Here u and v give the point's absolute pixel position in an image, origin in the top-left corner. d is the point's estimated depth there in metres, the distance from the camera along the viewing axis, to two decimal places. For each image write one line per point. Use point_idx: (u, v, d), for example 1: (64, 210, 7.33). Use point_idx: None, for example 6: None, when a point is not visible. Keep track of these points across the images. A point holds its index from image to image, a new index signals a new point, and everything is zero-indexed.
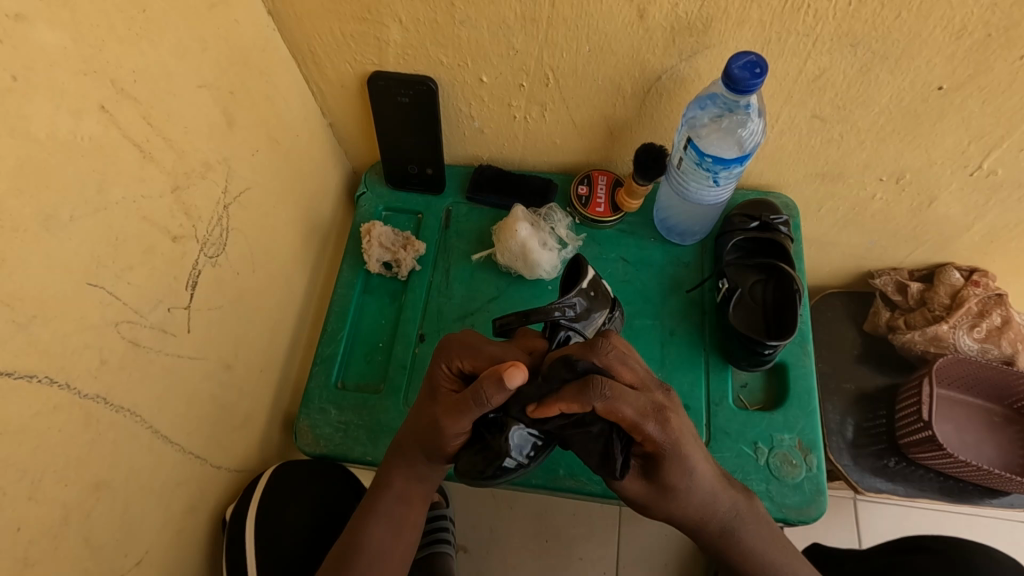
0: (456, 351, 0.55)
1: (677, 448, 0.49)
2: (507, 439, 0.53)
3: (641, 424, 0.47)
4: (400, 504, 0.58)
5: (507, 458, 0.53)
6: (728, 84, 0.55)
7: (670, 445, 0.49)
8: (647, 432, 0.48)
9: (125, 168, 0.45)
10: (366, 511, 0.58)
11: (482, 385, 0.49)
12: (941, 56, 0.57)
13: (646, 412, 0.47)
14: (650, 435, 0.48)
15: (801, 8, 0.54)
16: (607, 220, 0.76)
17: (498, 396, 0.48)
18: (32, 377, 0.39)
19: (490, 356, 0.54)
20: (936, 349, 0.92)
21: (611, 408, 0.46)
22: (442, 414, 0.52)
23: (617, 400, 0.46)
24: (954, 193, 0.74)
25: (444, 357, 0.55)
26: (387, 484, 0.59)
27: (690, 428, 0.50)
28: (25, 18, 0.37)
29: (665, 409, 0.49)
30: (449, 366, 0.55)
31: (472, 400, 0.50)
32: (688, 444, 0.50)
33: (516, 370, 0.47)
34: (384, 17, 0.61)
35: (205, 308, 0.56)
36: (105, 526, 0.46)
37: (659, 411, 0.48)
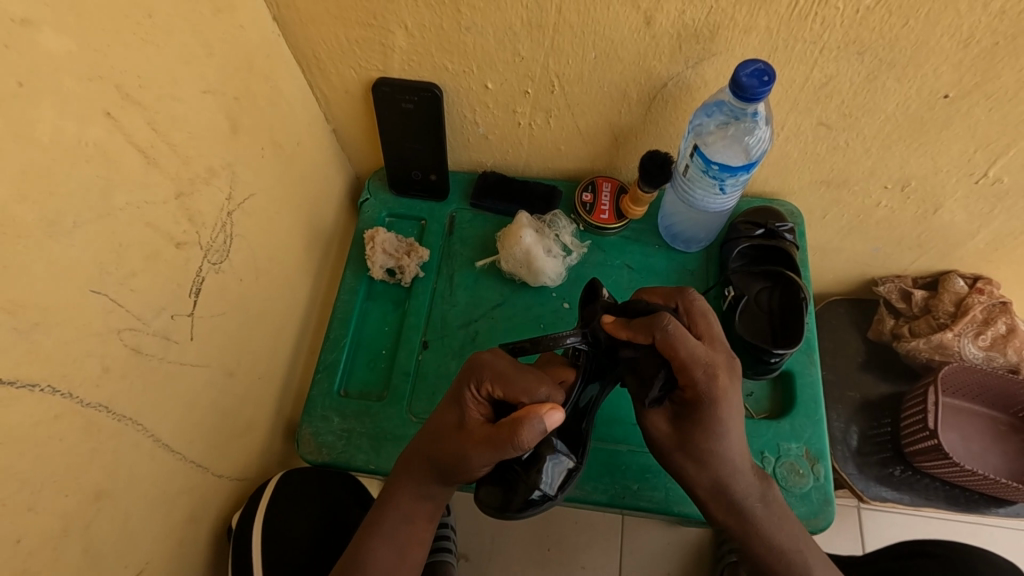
0: (487, 375, 0.53)
1: (720, 405, 0.51)
2: (536, 472, 0.52)
3: (691, 369, 0.51)
4: (405, 525, 0.57)
5: (536, 490, 0.52)
6: (735, 91, 0.54)
7: (717, 399, 0.51)
8: (701, 375, 0.51)
9: (130, 173, 0.44)
10: (369, 528, 0.57)
11: (515, 426, 0.48)
12: (948, 64, 0.57)
13: (698, 359, 0.50)
14: (702, 386, 0.51)
15: (809, 16, 0.54)
16: (611, 227, 0.76)
17: (532, 440, 0.49)
18: (33, 387, 0.39)
19: (516, 384, 0.52)
20: (941, 357, 0.92)
21: (672, 343, 0.50)
22: (473, 443, 0.51)
23: (677, 338, 0.50)
24: (959, 201, 0.74)
25: (472, 381, 0.53)
26: (393, 501, 0.57)
27: (736, 397, 0.52)
28: (31, 23, 0.36)
29: (715, 367, 0.51)
30: (479, 390, 0.53)
31: (507, 440, 0.49)
32: (728, 409, 0.52)
33: (556, 412, 0.49)
34: (390, 24, 0.61)
35: (208, 315, 0.55)
36: (106, 537, 0.46)
37: (709, 364, 0.51)
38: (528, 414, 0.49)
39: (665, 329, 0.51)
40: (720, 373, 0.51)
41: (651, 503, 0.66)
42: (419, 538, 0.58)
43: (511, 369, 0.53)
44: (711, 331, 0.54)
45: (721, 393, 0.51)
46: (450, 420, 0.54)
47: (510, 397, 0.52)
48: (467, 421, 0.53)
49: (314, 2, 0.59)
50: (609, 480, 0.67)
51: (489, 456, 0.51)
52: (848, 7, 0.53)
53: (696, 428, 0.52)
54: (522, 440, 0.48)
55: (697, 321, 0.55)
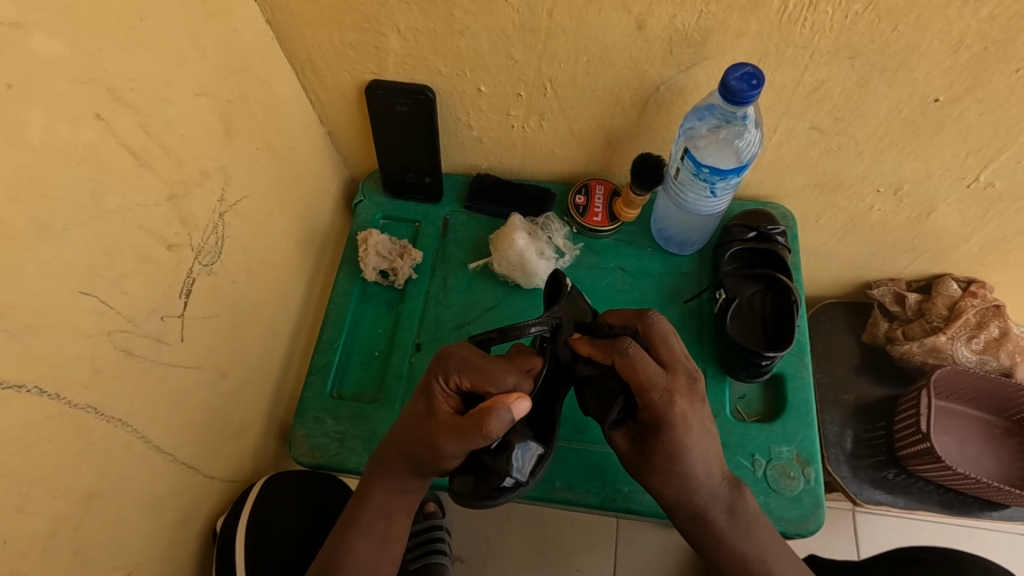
0: (454, 366, 0.53)
1: (683, 429, 0.52)
2: (506, 459, 0.52)
3: (649, 394, 0.52)
4: (382, 519, 0.57)
5: (506, 477, 0.52)
6: (725, 95, 0.55)
7: (680, 423, 0.52)
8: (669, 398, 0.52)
9: (121, 176, 0.44)
10: (346, 526, 0.57)
11: (485, 415, 0.49)
12: (939, 69, 0.57)
13: (657, 382, 0.52)
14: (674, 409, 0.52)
15: (800, 21, 0.54)
16: (605, 229, 0.76)
17: (499, 429, 0.49)
18: (22, 388, 0.39)
19: (484, 376, 0.52)
20: (934, 361, 0.92)
21: (630, 367, 0.52)
22: (442, 434, 0.51)
23: (636, 360, 0.52)
24: (952, 205, 0.74)
25: (440, 372, 0.54)
26: (369, 498, 0.58)
27: (699, 419, 0.54)
28: (23, 26, 0.36)
29: (673, 392, 0.52)
30: (446, 382, 0.53)
31: (475, 428, 0.49)
32: (693, 431, 0.53)
33: (522, 400, 0.49)
34: (384, 27, 0.61)
35: (200, 317, 0.55)
36: (96, 538, 0.46)
37: (667, 389, 0.52)
38: (495, 403, 0.49)
39: (625, 354, 0.53)
40: (681, 393, 0.53)
41: (642, 505, 0.66)
42: (392, 532, 0.58)
43: (478, 360, 0.53)
44: (671, 355, 0.54)
45: (683, 417, 0.52)
46: (420, 411, 0.54)
47: (478, 388, 0.52)
48: (437, 412, 0.53)
49: (308, 5, 0.59)
50: (601, 482, 0.67)
51: (459, 445, 0.51)
52: (839, 12, 0.53)
53: (656, 448, 0.53)
54: (490, 429, 0.49)
55: (659, 343, 0.55)
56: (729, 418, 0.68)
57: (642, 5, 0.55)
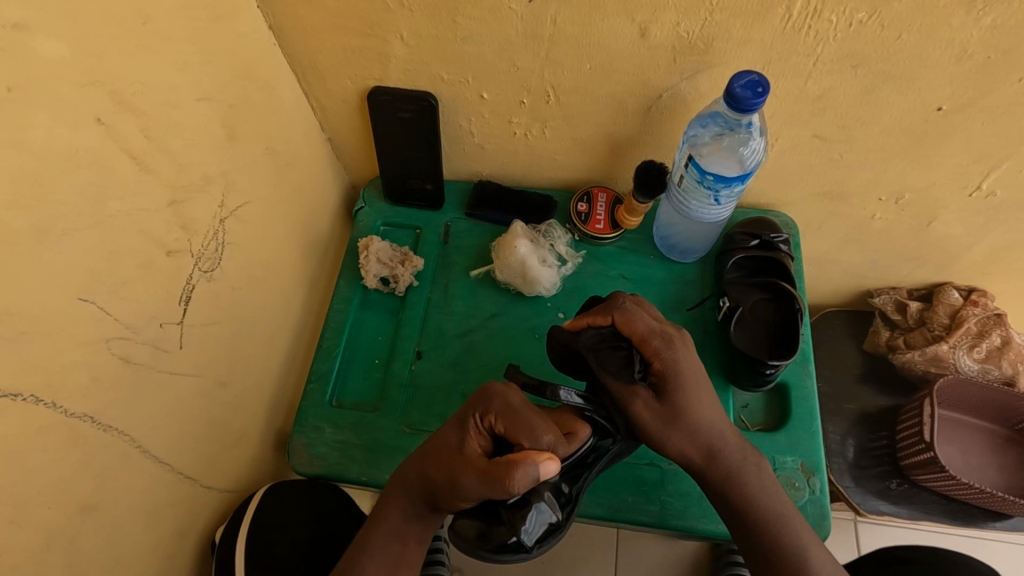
0: (495, 406, 0.51)
1: (676, 371, 0.55)
2: (520, 518, 0.50)
3: (654, 336, 0.56)
4: (395, 542, 0.55)
5: (514, 535, 0.50)
6: (730, 102, 0.54)
7: (671, 368, 0.55)
8: (650, 347, 0.55)
9: (122, 181, 0.44)
10: (360, 542, 0.55)
11: (509, 467, 0.47)
12: (943, 78, 0.57)
13: (655, 330, 0.56)
14: (657, 350, 0.55)
15: (804, 29, 0.54)
16: (607, 237, 0.76)
17: (523, 486, 0.47)
18: (16, 397, 0.38)
19: (520, 427, 0.50)
20: (936, 370, 0.92)
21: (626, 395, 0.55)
22: (465, 475, 0.50)
23: (631, 312, 0.57)
24: (954, 213, 0.74)
25: (477, 410, 0.52)
26: (387, 513, 0.56)
27: (698, 367, 0.56)
28: (25, 28, 0.36)
29: (671, 337, 0.56)
30: (481, 422, 0.52)
31: (497, 478, 0.48)
32: (687, 373, 0.56)
33: (552, 461, 0.47)
34: (387, 33, 0.61)
35: (200, 324, 0.55)
36: (91, 551, 0.45)
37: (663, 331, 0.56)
38: (524, 457, 0.47)
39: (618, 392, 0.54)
40: (658, 341, 0.55)
41: (647, 517, 0.65)
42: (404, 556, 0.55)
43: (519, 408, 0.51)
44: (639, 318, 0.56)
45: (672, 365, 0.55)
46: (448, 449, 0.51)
47: (512, 437, 0.50)
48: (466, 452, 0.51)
49: (312, 11, 0.59)
50: (604, 492, 0.66)
51: (481, 490, 0.49)
52: (843, 20, 0.53)
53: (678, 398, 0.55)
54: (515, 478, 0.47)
55: (629, 326, 0.56)
56: None
57: (647, 13, 0.55)
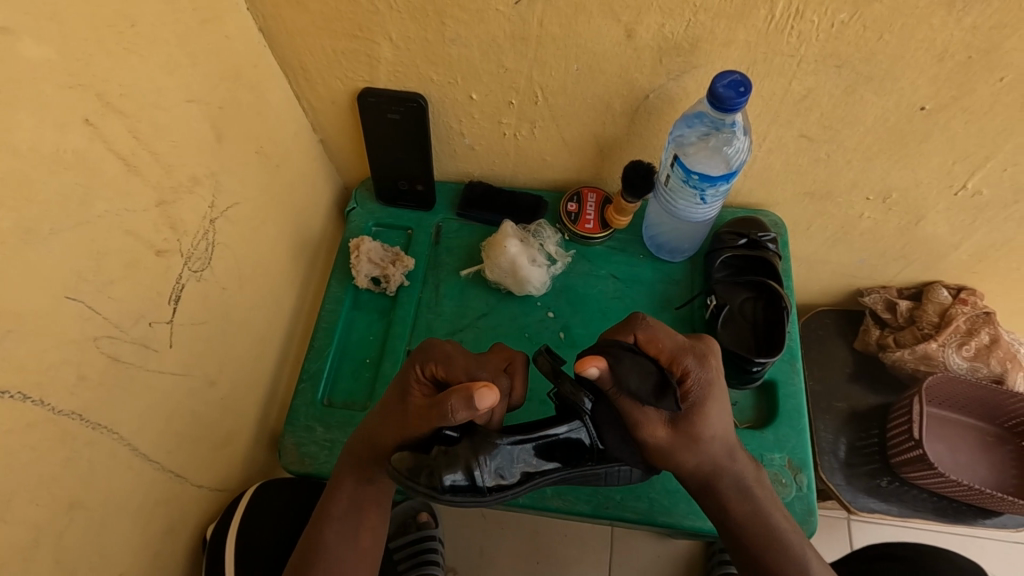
0: (433, 355, 0.54)
1: (705, 394, 0.53)
2: (457, 454, 0.50)
3: (678, 357, 0.53)
4: (354, 509, 0.58)
5: (444, 476, 0.49)
6: (713, 102, 0.55)
7: (700, 388, 0.53)
8: (680, 368, 0.53)
9: (109, 181, 0.44)
10: (319, 516, 0.58)
11: (449, 398, 0.49)
12: (925, 78, 0.58)
13: (682, 346, 0.53)
14: (687, 371, 0.53)
15: (786, 30, 0.55)
16: (596, 236, 0.76)
17: (460, 412, 0.49)
18: (4, 394, 0.38)
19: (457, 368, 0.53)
20: (926, 368, 0.92)
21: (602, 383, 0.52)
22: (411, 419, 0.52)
23: (655, 330, 0.54)
24: (941, 212, 0.75)
25: (420, 361, 0.55)
26: (337, 488, 0.58)
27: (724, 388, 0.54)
28: (11, 31, 0.36)
29: (700, 355, 0.54)
30: (422, 372, 0.54)
31: (437, 411, 0.50)
32: (714, 393, 0.53)
33: (489, 390, 0.48)
34: (375, 35, 0.61)
35: (189, 323, 0.55)
36: (78, 548, 0.45)
37: (694, 349, 0.54)
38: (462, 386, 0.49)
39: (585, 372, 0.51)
40: (688, 359, 0.53)
41: (634, 514, 0.65)
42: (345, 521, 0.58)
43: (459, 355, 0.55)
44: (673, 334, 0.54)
45: (698, 389, 0.53)
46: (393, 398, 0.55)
47: (451, 376, 0.53)
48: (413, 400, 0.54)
49: (301, 14, 0.60)
50: (593, 489, 0.67)
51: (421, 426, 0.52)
52: (824, 21, 0.54)
53: (695, 421, 0.52)
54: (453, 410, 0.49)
55: (652, 346, 0.54)
56: None
57: (631, 14, 0.56)
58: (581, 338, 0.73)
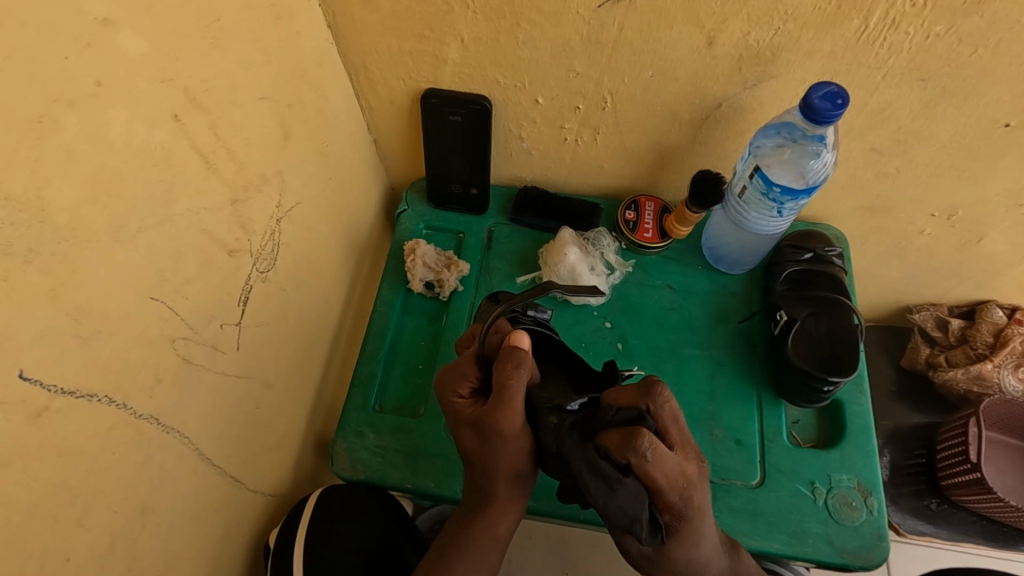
0: (455, 379, 0.54)
1: (691, 521, 0.47)
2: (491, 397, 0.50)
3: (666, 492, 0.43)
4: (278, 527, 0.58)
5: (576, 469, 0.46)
6: (806, 113, 0.53)
7: (686, 518, 0.46)
8: (666, 502, 0.45)
9: (190, 179, 0.43)
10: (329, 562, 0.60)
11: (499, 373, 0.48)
12: (1012, 93, 0.56)
13: (676, 481, 0.44)
14: (670, 504, 0.45)
15: (874, 41, 0.53)
16: (653, 246, 0.75)
17: (516, 376, 0.48)
18: (90, 397, 0.37)
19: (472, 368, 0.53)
20: (979, 389, 0.91)
21: (647, 471, 0.42)
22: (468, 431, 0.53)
23: (655, 464, 0.42)
24: (1005, 231, 0.73)
25: (450, 388, 0.54)
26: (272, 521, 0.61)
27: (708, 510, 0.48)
28: (112, 23, 0.35)
29: (690, 488, 0.46)
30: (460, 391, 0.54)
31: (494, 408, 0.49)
32: (700, 519, 0.47)
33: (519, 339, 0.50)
34: (445, 36, 0.60)
35: (253, 325, 0.54)
36: (148, 554, 0.44)
37: (686, 487, 0.45)
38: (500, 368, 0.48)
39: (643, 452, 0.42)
40: (675, 498, 0.44)
41: None
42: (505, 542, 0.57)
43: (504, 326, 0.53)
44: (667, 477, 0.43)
45: (698, 514, 0.47)
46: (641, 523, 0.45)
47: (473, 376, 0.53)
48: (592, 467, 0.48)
49: (370, 13, 0.58)
50: None
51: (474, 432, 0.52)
52: (916, 33, 0.52)
53: (674, 549, 0.48)
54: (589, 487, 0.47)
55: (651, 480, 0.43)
56: (786, 445, 0.66)
57: (714, 21, 0.54)
58: (639, 350, 0.71)
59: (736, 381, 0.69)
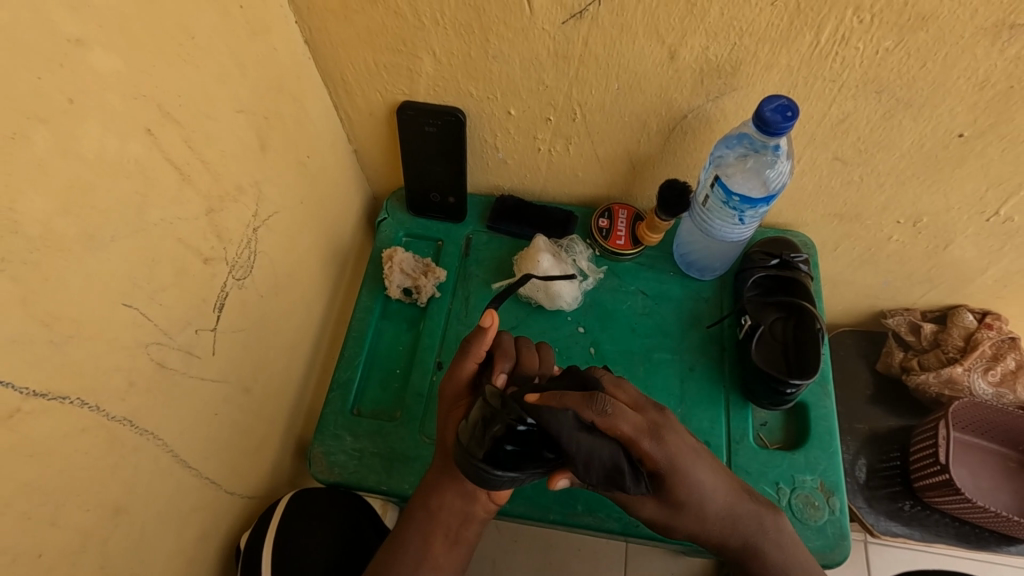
0: None
1: (674, 465, 0.53)
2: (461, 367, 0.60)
3: (637, 440, 0.51)
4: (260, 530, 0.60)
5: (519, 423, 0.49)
6: (758, 125, 0.55)
7: (668, 463, 0.53)
8: (642, 450, 0.52)
9: (164, 189, 0.45)
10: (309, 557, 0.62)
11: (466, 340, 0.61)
12: (964, 105, 0.58)
13: (642, 429, 0.51)
14: (648, 452, 0.52)
15: (828, 55, 0.55)
16: (626, 253, 0.76)
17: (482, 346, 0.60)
18: (61, 399, 0.38)
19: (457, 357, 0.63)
20: (950, 393, 0.92)
21: (609, 425, 0.50)
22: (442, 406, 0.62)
23: (616, 416, 0.50)
24: (971, 237, 0.75)
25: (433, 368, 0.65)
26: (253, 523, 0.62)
27: (688, 446, 0.54)
28: (84, 43, 0.37)
29: (659, 431, 0.53)
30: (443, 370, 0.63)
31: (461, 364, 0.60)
32: (682, 463, 0.54)
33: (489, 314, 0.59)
34: (419, 50, 0.62)
35: (229, 331, 0.55)
36: (121, 553, 0.45)
37: (655, 431, 0.53)
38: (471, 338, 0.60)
39: (604, 413, 0.50)
40: (649, 444, 0.52)
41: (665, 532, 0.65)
42: (457, 545, 0.62)
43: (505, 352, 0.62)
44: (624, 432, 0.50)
45: (674, 462, 0.53)
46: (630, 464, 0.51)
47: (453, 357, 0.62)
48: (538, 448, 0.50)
49: (346, 27, 0.60)
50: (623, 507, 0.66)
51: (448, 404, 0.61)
52: (868, 47, 0.54)
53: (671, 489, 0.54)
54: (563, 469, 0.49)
55: (614, 431, 0.50)
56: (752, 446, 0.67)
57: (675, 36, 0.56)
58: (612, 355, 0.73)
59: (705, 385, 0.71)
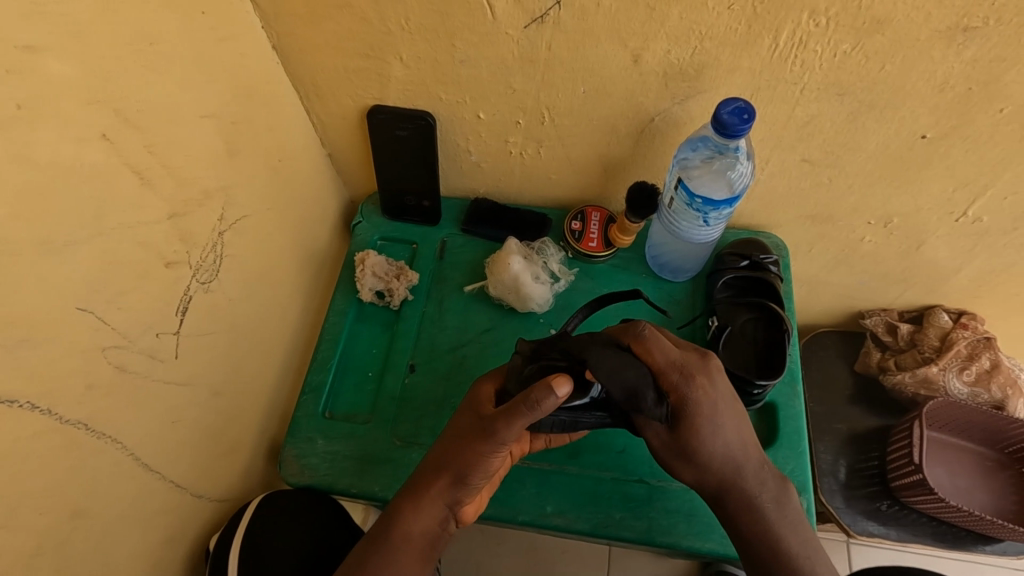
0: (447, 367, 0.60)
1: (701, 404, 0.53)
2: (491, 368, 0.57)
3: (668, 371, 0.53)
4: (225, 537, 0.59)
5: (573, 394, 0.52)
6: (717, 128, 0.56)
7: (693, 400, 0.53)
8: (671, 380, 0.53)
9: (123, 195, 0.45)
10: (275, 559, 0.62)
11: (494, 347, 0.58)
12: (925, 107, 0.59)
13: (674, 362, 0.54)
14: (676, 386, 0.53)
15: (789, 58, 0.56)
16: (600, 255, 0.77)
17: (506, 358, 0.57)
18: (15, 403, 0.39)
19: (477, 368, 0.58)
20: (926, 392, 0.92)
21: (645, 350, 0.54)
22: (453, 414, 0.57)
23: (651, 341, 0.54)
24: (942, 238, 0.75)
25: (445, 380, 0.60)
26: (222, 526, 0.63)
27: (724, 392, 0.54)
28: (35, 50, 0.37)
29: (689, 368, 0.54)
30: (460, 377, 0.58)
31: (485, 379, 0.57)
32: (713, 407, 0.53)
33: None
34: (387, 55, 0.62)
35: (196, 334, 0.56)
36: (80, 557, 0.45)
37: (684, 367, 0.54)
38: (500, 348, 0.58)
39: (638, 337, 0.54)
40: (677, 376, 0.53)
41: (634, 533, 0.65)
42: (430, 554, 0.56)
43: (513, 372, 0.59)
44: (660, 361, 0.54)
45: (710, 397, 0.53)
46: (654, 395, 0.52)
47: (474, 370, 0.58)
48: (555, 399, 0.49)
49: (314, 32, 0.61)
50: (593, 508, 0.66)
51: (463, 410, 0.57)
52: (827, 50, 0.55)
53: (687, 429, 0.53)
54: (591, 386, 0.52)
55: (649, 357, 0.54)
56: None
57: (638, 40, 0.57)
58: None
59: None
